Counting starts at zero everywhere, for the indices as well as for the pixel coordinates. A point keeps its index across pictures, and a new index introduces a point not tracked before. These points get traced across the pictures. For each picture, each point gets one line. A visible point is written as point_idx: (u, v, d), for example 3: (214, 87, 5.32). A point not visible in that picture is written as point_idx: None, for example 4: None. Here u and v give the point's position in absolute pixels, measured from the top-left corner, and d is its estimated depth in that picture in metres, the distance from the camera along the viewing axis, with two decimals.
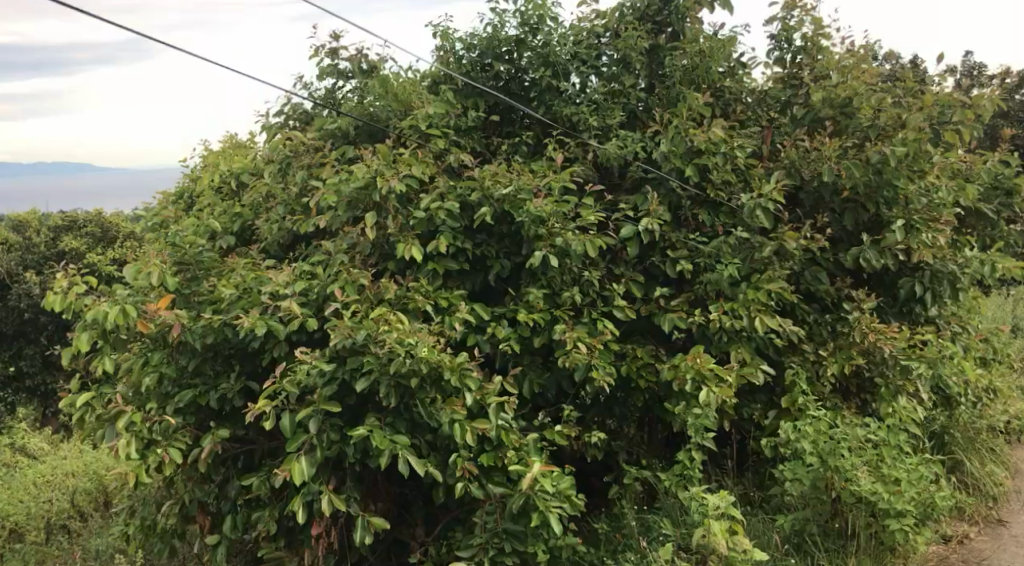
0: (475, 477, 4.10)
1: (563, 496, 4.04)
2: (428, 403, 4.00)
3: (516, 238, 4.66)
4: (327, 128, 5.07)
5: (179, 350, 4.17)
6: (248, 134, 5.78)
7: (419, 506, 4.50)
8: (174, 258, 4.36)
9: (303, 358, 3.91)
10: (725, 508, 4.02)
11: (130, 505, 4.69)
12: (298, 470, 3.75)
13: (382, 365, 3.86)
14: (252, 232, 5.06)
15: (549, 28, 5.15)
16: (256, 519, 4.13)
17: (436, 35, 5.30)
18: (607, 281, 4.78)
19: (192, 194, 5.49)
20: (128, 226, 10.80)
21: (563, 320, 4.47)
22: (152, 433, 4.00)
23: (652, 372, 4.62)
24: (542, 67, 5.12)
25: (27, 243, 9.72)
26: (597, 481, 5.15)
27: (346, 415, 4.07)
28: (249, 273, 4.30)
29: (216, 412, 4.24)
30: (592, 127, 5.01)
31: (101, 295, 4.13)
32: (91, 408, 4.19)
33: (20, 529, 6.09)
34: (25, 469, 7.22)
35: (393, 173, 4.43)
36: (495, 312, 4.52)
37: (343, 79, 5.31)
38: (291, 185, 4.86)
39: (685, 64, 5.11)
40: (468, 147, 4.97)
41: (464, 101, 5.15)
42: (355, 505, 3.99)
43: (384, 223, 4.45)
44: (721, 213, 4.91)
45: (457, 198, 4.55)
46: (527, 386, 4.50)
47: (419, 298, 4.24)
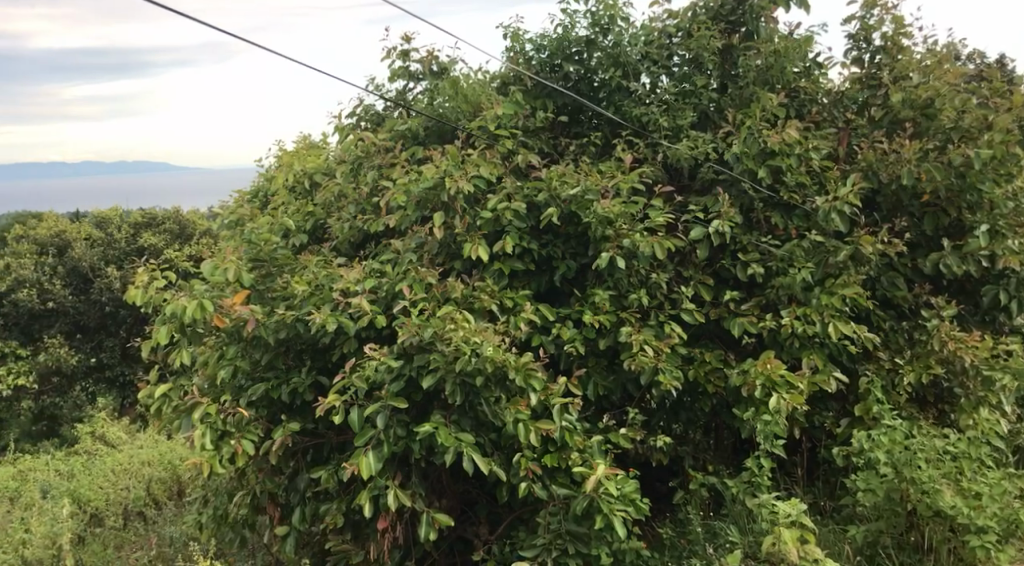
0: (539, 477, 4.10)
1: (627, 499, 4.02)
2: (493, 402, 4.02)
3: (582, 239, 4.64)
4: (398, 129, 5.11)
5: (253, 344, 4.26)
6: (321, 134, 5.85)
7: (483, 505, 4.52)
8: (249, 254, 4.45)
9: (371, 354, 3.95)
10: (796, 516, 3.92)
11: (204, 495, 4.81)
12: (366, 465, 3.79)
13: (448, 363, 3.89)
14: (324, 231, 5.13)
15: (620, 28, 5.12)
16: (324, 512, 4.19)
17: (507, 36, 5.30)
18: (676, 283, 4.73)
19: (267, 193, 5.60)
20: (203, 225, 11.35)
21: (629, 323, 4.45)
22: (226, 424, 4.08)
23: (720, 377, 4.56)
24: (612, 68, 5.11)
25: (109, 239, 10.13)
26: (663, 486, 5.10)
27: (413, 413, 4.10)
28: (321, 270, 4.37)
29: (287, 405, 4.31)
30: (662, 127, 4.96)
31: (180, 289, 4.25)
32: (168, 399, 4.31)
33: (100, 514, 6.24)
34: (105, 457, 7.52)
35: (462, 173, 4.46)
36: (560, 313, 4.51)
37: (414, 81, 5.33)
38: (363, 185, 4.94)
39: (760, 64, 5.02)
40: (536, 147, 4.98)
41: (533, 102, 5.15)
42: (420, 501, 4.03)
43: (452, 223, 4.48)
44: (795, 216, 4.84)
45: (524, 199, 4.56)
46: (591, 389, 4.48)
47: (486, 298, 4.26)
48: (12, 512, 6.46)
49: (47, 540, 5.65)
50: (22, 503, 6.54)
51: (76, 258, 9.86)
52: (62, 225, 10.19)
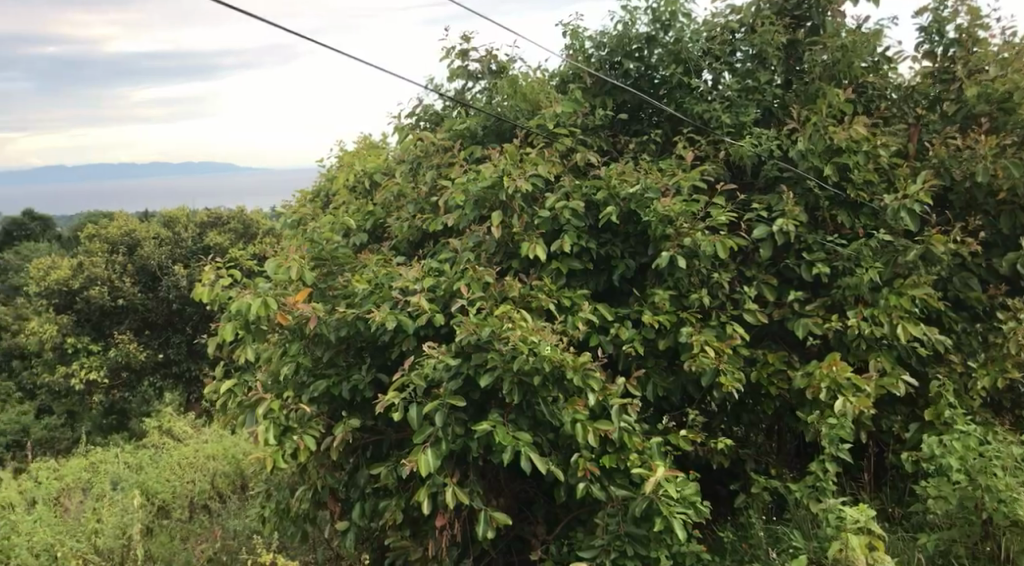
0: (598, 478, 4.06)
1: (688, 502, 3.99)
2: (550, 402, 4.00)
3: (642, 238, 4.60)
4: (457, 129, 5.10)
5: (315, 342, 4.31)
6: (381, 134, 5.87)
7: (541, 505, 4.50)
8: (312, 253, 4.50)
9: (429, 353, 3.95)
10: (865, 522, 3.80)
11: (267, 489, 4.87)
12: (424, 462, 3.80)
13: (505, 362, 3.88)
14: (384, 231, 5.15)
15: (681, 24, 5.06)
16: (383, 508, 4.22)
17: (566, 35, 5.26)
18: (738, 283, 4.65)
19: (328, 193, 5.64)
20: (257, 225, 12.05)
21: (689, 323, 4.38)
22: (288, 420, 4.13)
23: (784, 379, 4.47)
24: (673, 64, 5.05)
25: (177, 238, 11.03)
26: (723, 489, 5.03)
27: (471, 411, 4.10)
28: (381, 269, 4.40)
29: (347, 402, 4.35)
30: (725, 125, 4.88)
31: (244, 287, 4.31)
32: (233, 395, 4.38)
33: (168, 506, 6.38)
34: (172, 450, 7.75)
35: (520, 172, 4.45)
36: (619, 313, 4.46)
37: (473, 80, 5.33)
38: (422, 185, 4.96)
39: (826, 59, 4.91)
40: (595, 146, 4.93)
41: (593, 99, 5.10)
42: (478, 499, 4.02)
43: (509, 222, 4.46)
44: (862, 215, 4.73)
45: (583, 197, 4.52)
46: (651, 390, 4.42)
47: (543, 297, 4.24)
48: (84, 502, 6.66)
49: (118, 530, 5.78)
50: (94, 494, 6.74)
51: (145, 258, 10.82)
52: (132, 224, 11.18)
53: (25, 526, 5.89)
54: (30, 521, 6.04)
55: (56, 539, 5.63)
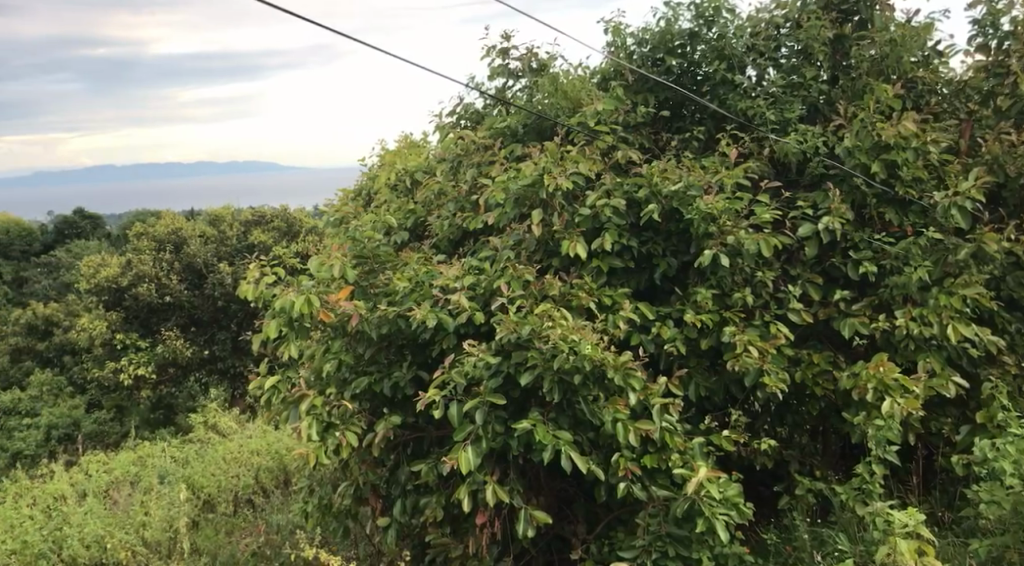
0: (639, 478, 4.03)
1: (730, 503, 3.95)
2: (591, 401, 3.97)
3: (684, 236, 4.55)
4: (498, 127, 5.11)
5: (357, 339, 4.33)
6: (421, 133, 5.88)
7: (581, 504, 4.48)
8: (353, 251, 4.52)
9: (469, 351, 3.96)
10: (914, 526, 3.72)
11: (310, 485, 4.92)
12: (465, 460, 3.80)
13: (546, 360, 3.86)
14: (425, 229, 5.16)
15: (725, 19, 4.99)
16: (423, 505, 4.24)
17: (608, 31, 5.22)
18: (782, 282, 4.59)
19: (370, 192, 5.66)
20: (298, 222, 12.35)
21: (732, 322, 4.33)
22: (331, 416, 4.16)
23: (829, 380, 4.40)
24: (717, 61, 4.97)
25: (222, 237, 11.92)
26: (766, 491, 4.96)
27: (511, 409, 4.09)
28: (421, 267, 4.41)
29: (388, 399, 4.37)
30: (769, 122, 4.80)
31: (288, 285, 4.35)
32: (277, 391, 4.42)
33: (214, 500, 6.49)
34: (217, 445, 7.87)
35: (561, 170, 4.43)
36: (660, 312, 4.42)
37: (513, 78, 5.31)
38: (462, 183, 4.96)
39: (873, 54, 4.83)
40: (637, 143, 4.90)
41: (635, 97, 5.07)
42: (518, 498, 4.02)
43: (550, 220, 4.44)
44: (910, 212, 4.63)
45: (624, 195, 4.47)
46: (692, 389, 4.37)
47: (583, 295, 4.22)
48: (133, 495, 6.80)
49: (165, 523, 5.89)
50: (143, 488, 6.89)
51: (192, 255, 11.61)
52: (178, 223, 12.02)
53: (75, 518, 6.03)
54: (81, 513, 6.18)
55: (106, 531, 5.75)
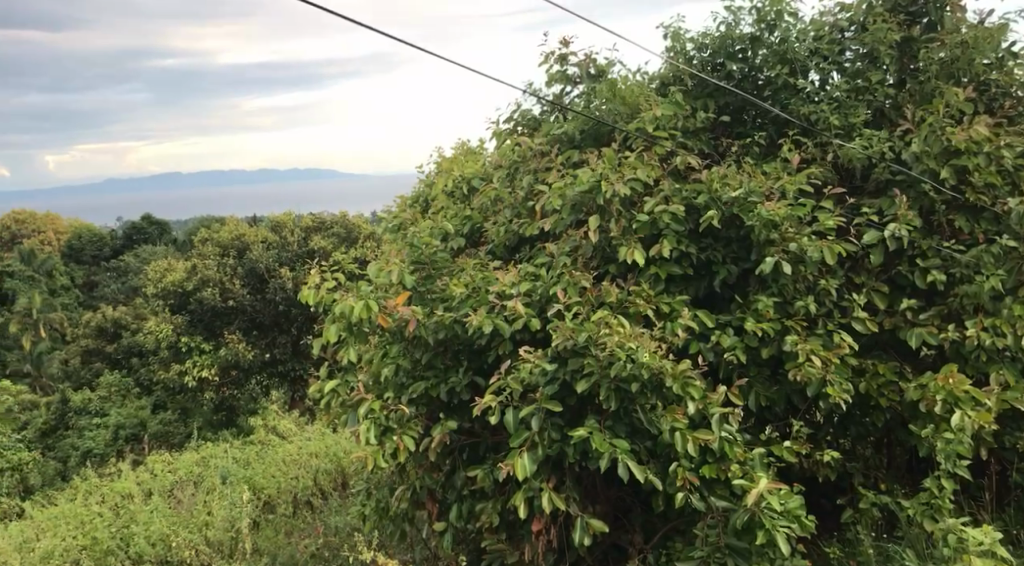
0: (697, 488, 3.99)
1: (792, 516, 3.85)
2: (648, 410, 3.93)
3: (745, 243, 4.46)
4: (554, 133, 5.08)
5: (414, 344, 4.35)
6: (477, 140, 5.90)
7: (638, 513, 4.44)
8: (411, 257, 4.55)
9: (525, 357, 3.95)
10: (990, 545, 3.62)
11: (368, 487, 4.95)
12: (521, 466, 3.79)
13: (603, 368, 3.83)
14: (481, 235, 5.17)
15: (788, 23, 4.92)
16: (479, 510, 4.25)
17: (667, 37, 5.16)
18: (846, 291, 4.49)
19: (428, 198, 5.67)
20: (358, 229, 12.44)
21: (795, 331, 4.25)
22: (388, 420, 4.18)
23: (895, 391, 4.29)
24: (779, 65, 4.91)
25: (283, 242, 12.08)
26: (829, 503, 4.86)
27: (567, 416, 4.07)
28: (478, 273, 4.42)
29: (445, 404, 4.38)
30: (833, 126, 4.72)
31: (347, 290, 4.39)
32: (336, 395, 4.46)
33: (274, 501, 6.61)
34: (277, 447, 8.00)
35: (618, 176, 4.39)
36: (720, 320, 4.35)
37: (571, 84, 5.29)
38: (519, 189, 4.96)
39: (943, 56, 4.72)
40: (696, 148, 4.84)
41: (694, 102, 5.01)
42: (575, 506, 4.00)
43: (607, 226, 4.41)
44: (982, 219, 4.49)
45: (683, 201, 4.42)
46: (753, 399, 4.30)
47: (641, 303, 4.18)
48: (196, 495, 6.94)
49: (227, 522, 6.01)
50: (205, 487, 7.06)
51: (254, 260, 11.89)
52: (242, 229, 12.41)
53: (142, 515, 6.18)
54: (147, 511, 6.33)
55: (171, 530, 5.87)
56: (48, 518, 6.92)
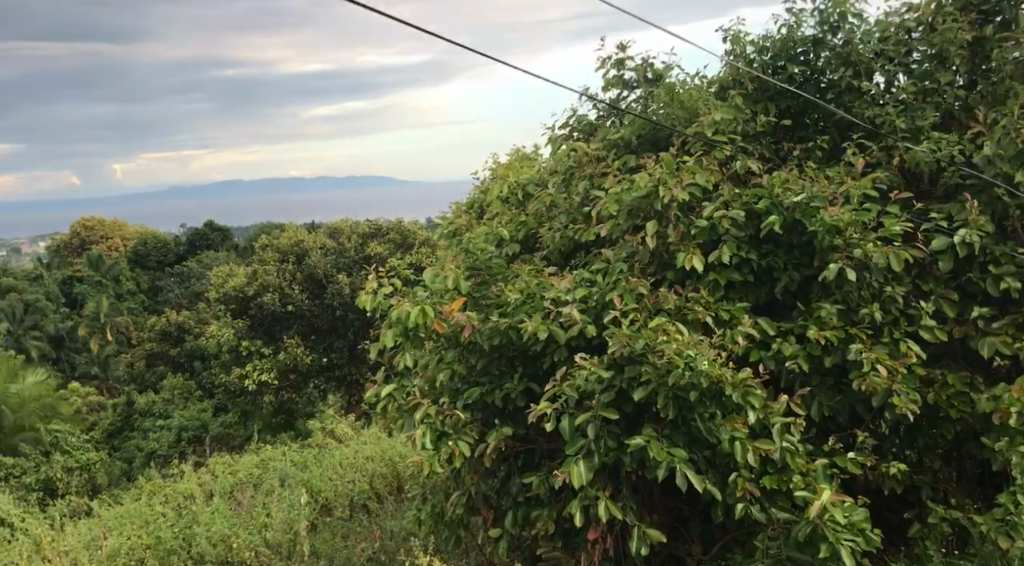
0: (757, 499, 3.91)
1: (856, 529, 3.75)
2: (707, 419, 3.85)
3: (807, 249, 4.36)
4: (610, 138, 5.05)
5: (469, 349, 4.34)
6: (532, 146, 5.88)
7: (697, 523, 4.37)
8: (466, 263, 4.54)
9: (581, 364, 3.91)
10: None
11: (423, 492, 4.95)
12: (577, 474, 3.75)
13: (660, 376, 3.77)
14: (536, 240, 5.14)
15: (852, 25, 4.81)
16: (535, 518, 4.21)
17: (727, 40, 5.09)
18: (913, 298, 4.37)
19: (483, 205, 5.67)
20: (413, 235, 12.56)
21: (859, 339, 4.13)
22: (444, 425, 4.17)
23: (966, 402, 4.15)
24: (842, 67, 4.77)
25: (340, 248, 12.36)
26: (895, 517, 4.71)
27: (624, 424, 4.02)
28: (533, 279, 4.40)
29: (500, 410, 4.35)
30: (899, 130, 4.60)
31: (403, 295, 4.41)
32: (392, 399, 4.47)
33: (331, 504, 6.69)
34: (334, 451, 8.07)
35: (676, 181, 4.32)
36: (781, 327, 4.26)
37: (628, 89, 5.24)
38: (575, 195, 4.93)
39: (1017, 56, 4.53)
40: (757, 153, 4.76)
41: (753, 106, 4.90)
42: (632, 515, 3.94)
43: (664, 232, 4.35)
44: None
45: (743, 207, 4.34)
46: (815, 409, 4.19)
47: (700, 310, 4.11)
48: (255, 497, 7.04)
49: (285, 524, 6.06)
50: (264, 489, 7.17)
51: (312, 266, 12.15)
52: (300, 236, 12.67)
53: (204, 516, 6.29)
54: (209, 512, 6.41)
55: (232, 531, 5.96)
56: (114, 517, 7.08)
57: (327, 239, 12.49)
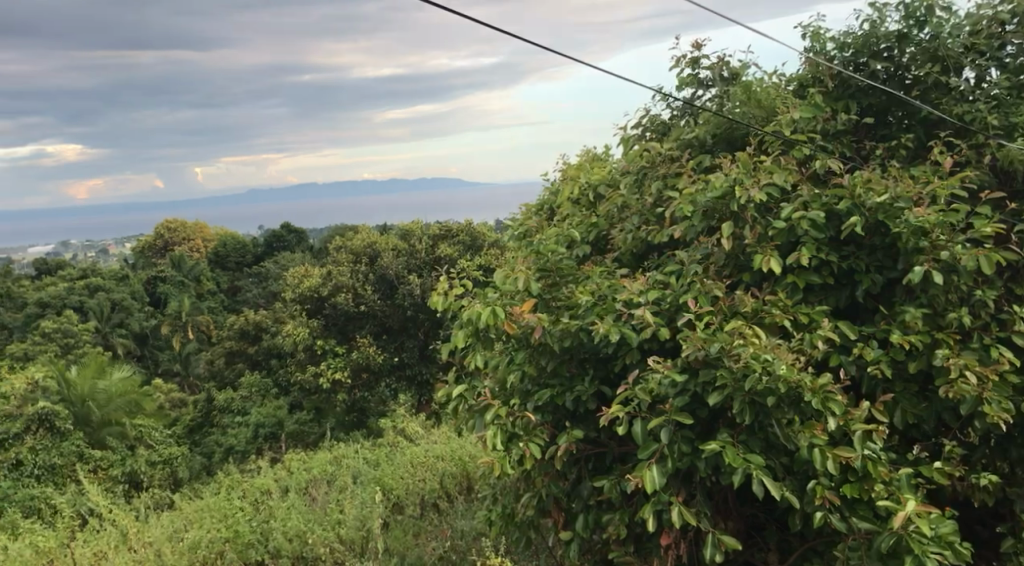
0: (837, 508, 3.79)
1: (944, 542, 3.62)
2: (785, 425, 3.75)
3: (891, 251, 4.19)
4: (685, 138, 4.98)
5: (540, 351, 4.28)
6: (603, 146, 5.83)
7: (773, 532, 4.26)
8: (538, 264, 4.52)
9: (654, 367, 3.85)
10: None
11: (493, 492, 4.95)
12: (649, 479, 3.69)
13: (736, 381, 3.68)
14: (607, 242, 5.08)
15: (940, 18, 4.64)
16: (607, 521, 4.17)
17: (806, 37, 4.97)
18: (1006, 302, 4.22)
19: (553, 206, 5.64)
20: (482, 237, 12.51)
21: (946, 345, 3.98)
22: (515, 427, 4.16)
23: None
24: (929, 63, 4.63)
25: (411, 250, 12.36)
26: (984, 530, 4.53)
27: (697, 429, 3.94)
28: (605, 281, 4.35)
29: (571, 413, 4.31)
30: (991, 126, 4.44)
31: (475, 297, 4.41)
32: (463, 400, 4.48)
33: (402, 502, 6.74)
34: (404, 449, 8.15)
35: (754, 182, 4.23)
36: (863, 332, 4.13)
37: (703, 88, 5.16)
38: (648, 195, 4.86)
39: None
40: (837, 152, 4.62)
41: (834, 103, 4.78)
42: (706, 521, 3.87)
43: (741, 233, 4.26)
44: None
45: (823, 207, 4.21)
46: (898, 416, 4.05)
47: (777, 313, 4.01)
48: (329, 493, 7.14)
49: (358, 521, 6.13)
50: (338, 486, 7.27)
51: (385, 267, 12.28)
52: (373, 237, 12.82)
53: (280, 511, 6.41)
54: (285, 508, 6.52)
55: (307, 526, 6.05)
56: (195, 510, 7.27)
57: (399, 240, 12.56)
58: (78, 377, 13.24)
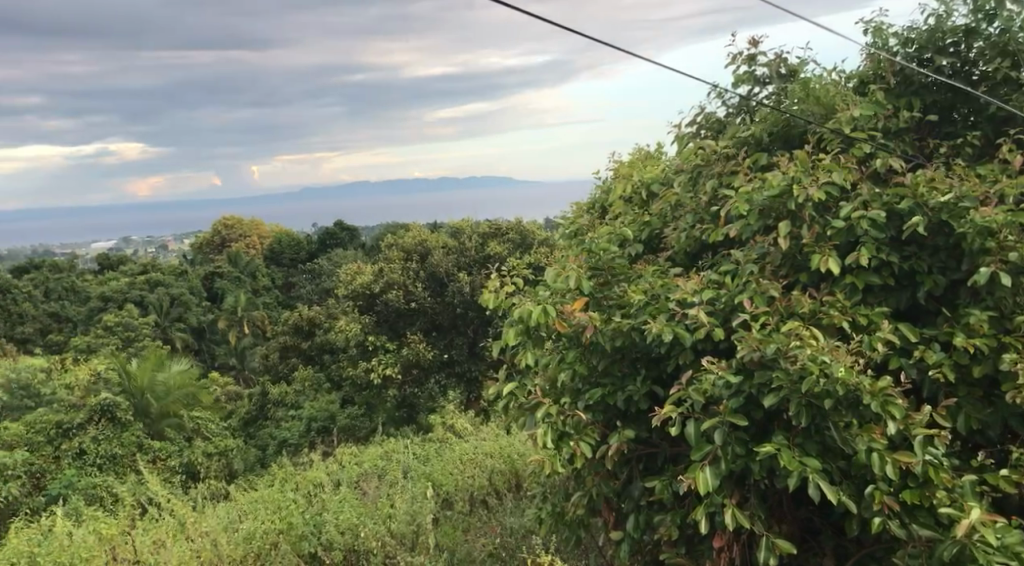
0: (896, 514, 3.70)
1: (1010, 552, 3.50)
2: (843, 428, 3.67)
3: (955, 251, 4.08)
4: (740, 136, 4.91)
5: (591, 350, 4.26)
6: (656, 144, 5.78)
7: (830, 537, 4.18)
8: (590, 263, 4.49)
9: (708, 367, 3.80)
10: None
11: (544, 491, 4.93)
12: (702, 481, 3.65)
13: (793, 383, 3.61)
14: (660, 240, 5.03)
15: (1011, 11, 4.49)
16: (658, 522, 4.13)
17: (868, 32, 4.86)
18: None
19: (605, 204, 5.61)
20: (531, 236, 12.57)
21: (1013, 349, 3.86)
22: (565, 426, 4.14)
23: None
24: (998, 58, 4.49)
25: (461, 248, 12.53)
26: None
27: (752, 430, 3.87)
28: (657, 280, 4.30)
29: (622, 412, 4.28)
30: None
31: (526, 295, 4.39)
32: (514, 398, 4.47)
33: (452, 498, 6.76)
34: (454, 446, 8.21)
35: (812, 180, 4.15)
36: (924, 334, 4.03)
37: (760, 86, 5.08)
38: (702, 194, 4.80)
39: None
40: (898, 150, 4.51)
41: (896, 101, 4.67)
42: (760, 524, 3.80)
43: (798, 233, 4.19)
44: None
45: (884, 207, 4.11)
46: (961, 421, 3.94)
47: (836, 314, 3.93)
48: (380, 487, 7.20)
49: (408, 516, 6.17)
50: (388, 481, 7.33)
51: (435, 264, 12.40)
52: (424, 235, 12.93)
53: (332, 505, 6.48)
54: (337, 501, 6.59)
55: (358, 520, 6.11)
56: (249, 502, 7.38)
57: (450, 240, 12.70)
58: (138, 370, 13.54)
